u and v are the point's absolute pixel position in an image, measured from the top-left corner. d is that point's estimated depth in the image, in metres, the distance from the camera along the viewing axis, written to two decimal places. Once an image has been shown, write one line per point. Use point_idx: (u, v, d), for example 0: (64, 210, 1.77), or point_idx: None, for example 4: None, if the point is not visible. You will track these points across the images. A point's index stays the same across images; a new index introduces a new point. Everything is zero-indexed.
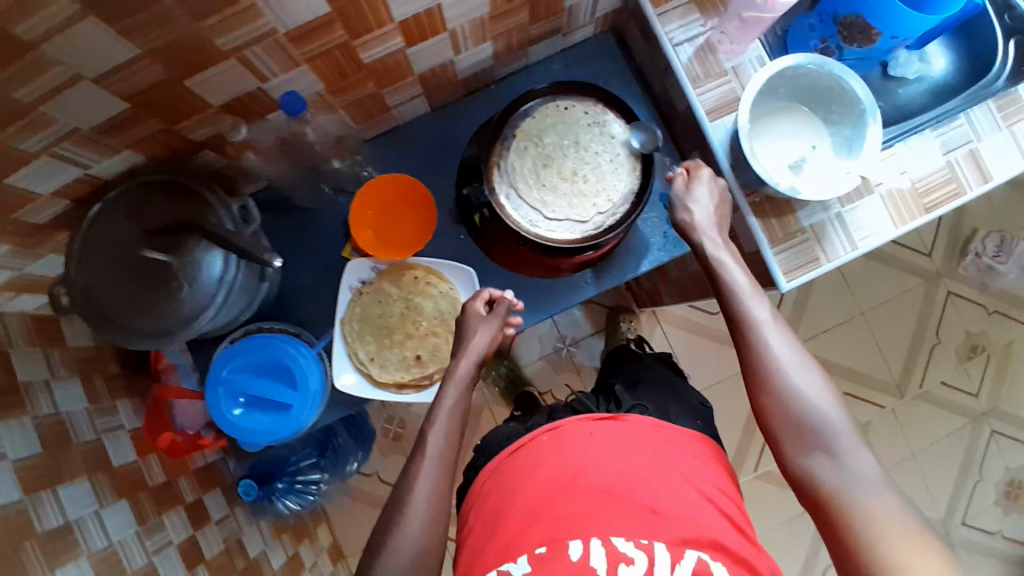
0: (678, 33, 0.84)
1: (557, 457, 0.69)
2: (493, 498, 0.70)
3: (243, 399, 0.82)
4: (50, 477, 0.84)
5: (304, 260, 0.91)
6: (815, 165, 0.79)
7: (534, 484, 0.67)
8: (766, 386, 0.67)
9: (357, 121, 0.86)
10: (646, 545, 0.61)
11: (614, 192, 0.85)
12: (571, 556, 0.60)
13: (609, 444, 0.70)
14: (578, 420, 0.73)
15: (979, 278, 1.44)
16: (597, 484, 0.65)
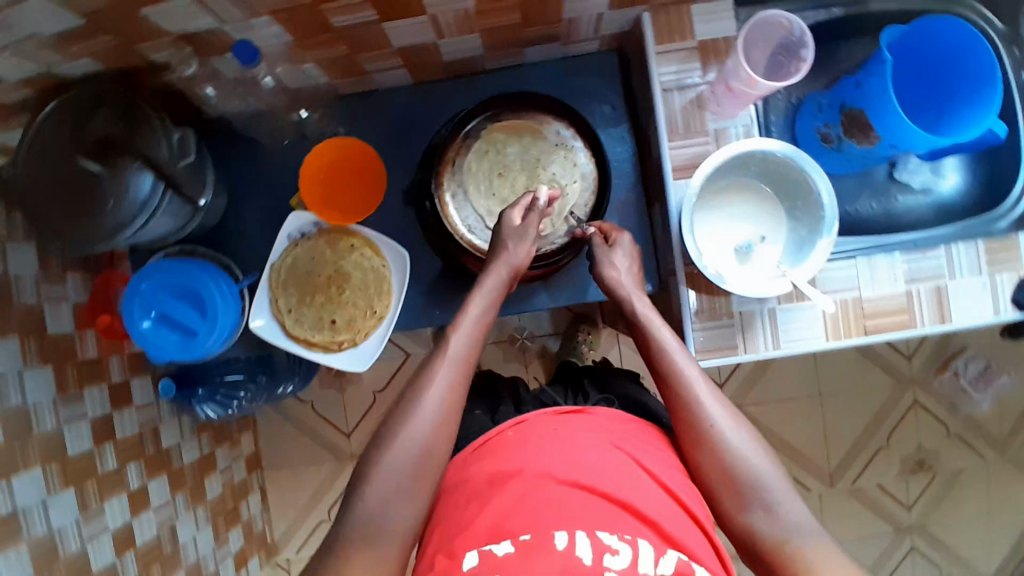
0: (671, 76, 0.79)
1: (519, 450, 0.65)
2: (456, 490, 0.65)
3: (156, 314, 0.85)
4: None
5: (254, 196, 0.92)
6: (757, 258, 0.76)
7: (497, 472, 0.63)
8: (699, 439, 0.66)
9: (331, 76, 0.85)
10: (631, 539, 0.57)
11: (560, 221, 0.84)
12: (556, 547, 0.55)
13: (572, 434, 0.66)
14: (544, 414, 0.70)
15: (951, 397, 1.39)
16: (570, 476, 0.61)
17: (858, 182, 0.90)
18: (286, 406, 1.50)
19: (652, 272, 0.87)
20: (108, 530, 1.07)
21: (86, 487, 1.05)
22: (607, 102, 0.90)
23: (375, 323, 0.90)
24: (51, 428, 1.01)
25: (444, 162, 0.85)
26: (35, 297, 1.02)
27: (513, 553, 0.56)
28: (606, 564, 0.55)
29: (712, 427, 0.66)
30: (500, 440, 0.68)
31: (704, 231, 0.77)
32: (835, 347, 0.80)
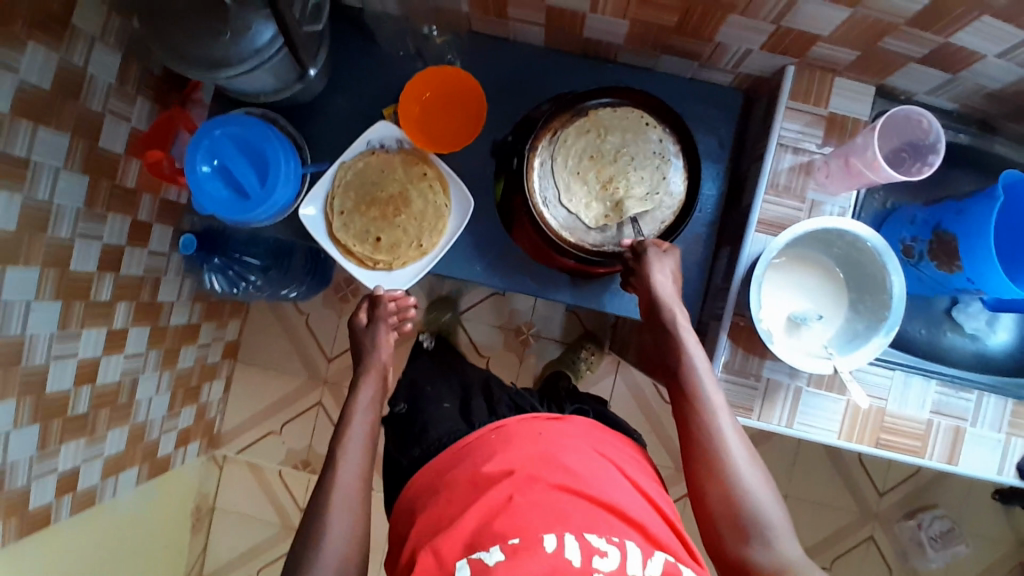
0: (793, 133, 0.80)
1: (498, 451, 0.74)
2: (438, 496, 0.73)
3: (217, 163, 0.84)
4: (38, 113, 0.92)
5: (350, 92, 0.92)
6: (805, 333, 0.76)
7: (484, 469, 0.71)
8: (704, 456, 0.69)
9: (474, 8, 0.85)
10: (618, 543, 0.64)
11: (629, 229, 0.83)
12: (545, 548, 0.62)
13: (556, 443, 0.74)
14: (524, 423, 0.78)
15: (906, 546, 1.39)
16: (555, 482, 0.69)
17: (916, 305, 0.89)
18: (281, 309, 1.50)
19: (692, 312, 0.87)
20: (76, 356, 1.07)
21: (73, 305, 1.04)
22: (714, 137, 0.90)
23: (418, 257, 0.89)
24: (64, 237, 1.00)
25: (546, 127, 0.83)
26: (100, 106, 1.02)
27: (503, 560, 0.61)
28: (595, 565, 0.61)
29: (725, 450, 0.68)
30: (482, 440, 0.77)
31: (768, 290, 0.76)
32: (842, 447, 0.79)
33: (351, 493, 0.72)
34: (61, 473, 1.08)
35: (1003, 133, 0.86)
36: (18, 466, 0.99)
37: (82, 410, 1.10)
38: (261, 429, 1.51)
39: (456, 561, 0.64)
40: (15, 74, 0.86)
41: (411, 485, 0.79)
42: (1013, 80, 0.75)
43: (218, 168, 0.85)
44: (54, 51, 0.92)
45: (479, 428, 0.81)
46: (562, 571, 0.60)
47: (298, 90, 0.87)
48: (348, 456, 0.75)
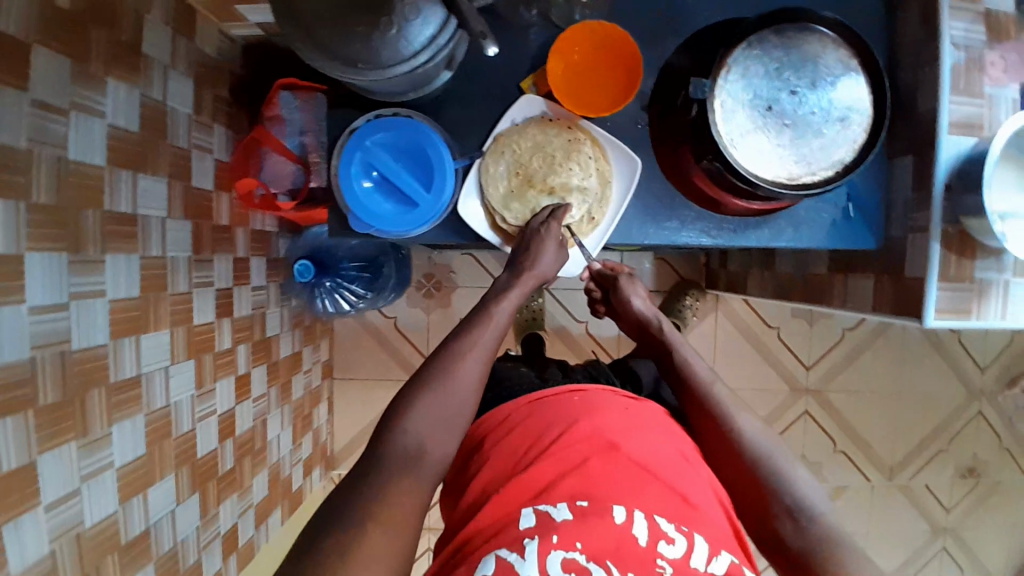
0: (959, 34, 0.79)
1: (582, 414, 0.71)
2: (513, 440, 0.71)
3: (375, 176, 0.79)
4: (134, 160, 0.81)
5: (480, 71, 0.85)
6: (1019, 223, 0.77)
7: (569, 431, 0.69)
8: (710, 422, 0.74)
9: None
10: (686, 532, 0.61)
11: (822, 160, 0.76)
12: (615, 520, 0.60)
13: (640, 423, 0.72)
14: (611, 393, 0.76)
15: (1010, 413, 1.47)
16: (632, 460, 0.67)
17: None
18: (367, 319, 1.43)
19: (878, 230, 0.86)
20: (216, 413, 0.99)
21: (204, 360, 0.96)
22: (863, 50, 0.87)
23: (589, 231, 0.85)
24: (183, 291, 0.91)
25: (719, 64, 0.75)
26: (187, 140, 0.91)
27: (571, 520, 0.60)
28: (660, 550, 0.59)
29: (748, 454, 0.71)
30: (565, 399, 0.74)
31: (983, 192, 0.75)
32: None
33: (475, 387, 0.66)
34: (223, 535, 1.02)
35: None
36: (187, 542, 0.93)
37: (229, 464, 1.03)
38: None
39: (520, 512, 0.63)
40: (105, 118, 0.74)
41: (479, 423, 0.78)
42: None
43: (376, 180, 0.79)
44: (136, 86, 0.81)
45: (560, 387, 0.78)
46: (627, 548, 0.58)
47: (431, 89, 0.81)
48: (485, 337, 0.68)
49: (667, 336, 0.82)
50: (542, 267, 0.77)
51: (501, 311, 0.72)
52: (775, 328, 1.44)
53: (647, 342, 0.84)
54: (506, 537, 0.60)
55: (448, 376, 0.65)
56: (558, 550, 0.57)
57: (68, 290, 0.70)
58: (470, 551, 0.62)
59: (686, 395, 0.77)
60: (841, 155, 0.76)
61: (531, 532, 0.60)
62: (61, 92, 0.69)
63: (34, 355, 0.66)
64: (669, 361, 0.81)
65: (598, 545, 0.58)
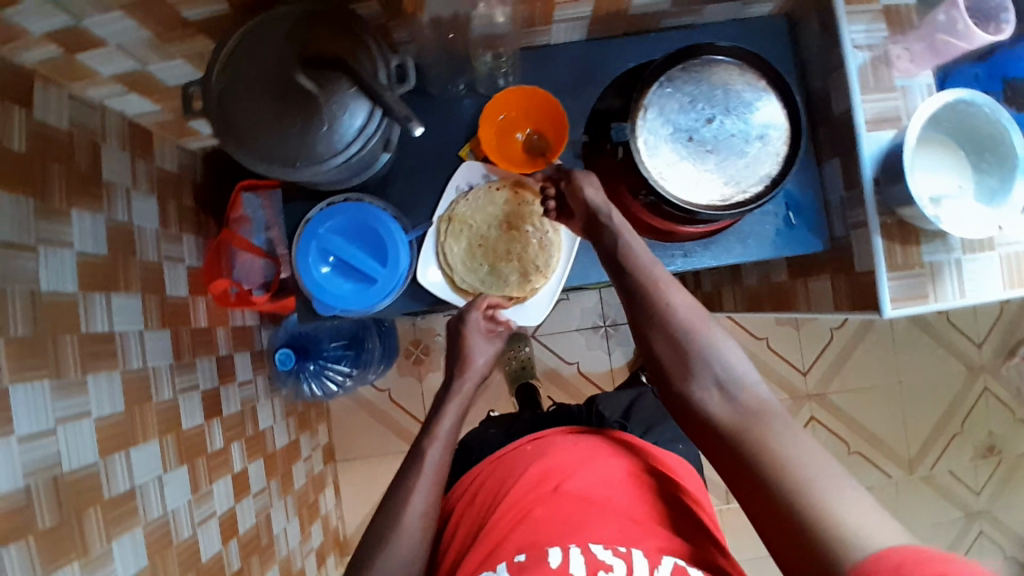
0: (860, 36, 0.82)
1: (527, 468, 0.80)
2: (477, 502, 0.81)
3: (332, 260, 0.82)
4: (106, 280, 0.84)
5: (419, 144, 0.89)
6: (953, 204, 0.79)
7: (516, 486, 0.78)
8: (683, 409, 0.74)
9: (515, 25, 0.84)
10: (623, 553, 0.67)
11: (750, 177, 0.82)
12: (550, 563, 0.66)
13: (590, 456, 0.81)
14: (562, 433, 0.85)
15: (1017, 383, 1.45)
16: (572, 497, 0.74)
17: None
18: (362, 395, 1.44)
19: (824, 230, 0.89)
20: (216, 515, 0.99)
21: (197, 464, 0.97)
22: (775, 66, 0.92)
23: (547, 278, 0.88)
24: (167, 398, 0.93)
25: (636, 105, 0.83)
26: (157, 253, 0.96)
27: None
28: None
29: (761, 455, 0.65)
30: (521, 452, 0.84)
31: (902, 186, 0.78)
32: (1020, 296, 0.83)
33: (427, 492, 0.75)
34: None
35: None
36: None
37: (236, 564, 1.02)
38: None
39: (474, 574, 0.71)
40: (71, 246, 0.78)
41: (452, 491, 0.88)
42: None
43: (334, 265, 0.82)
44: (99, 212, 0.85)
45: (518, 440, 0.88)
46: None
47: (375, 171, 0.84)
48: (430, 455, 0.78)
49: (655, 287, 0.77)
50: (474, 365, 0.87)
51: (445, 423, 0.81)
52: (764, 339, 1.44)
53: (624, 279, 0.79)
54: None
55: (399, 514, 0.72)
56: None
57: (53, 415, 0.73)
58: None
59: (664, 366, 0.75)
60: (766, 171, 0.82)
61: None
62: (26, 228, 0.73)
63: (27, 483, 0.68)
64: (658, 328, 0.76)
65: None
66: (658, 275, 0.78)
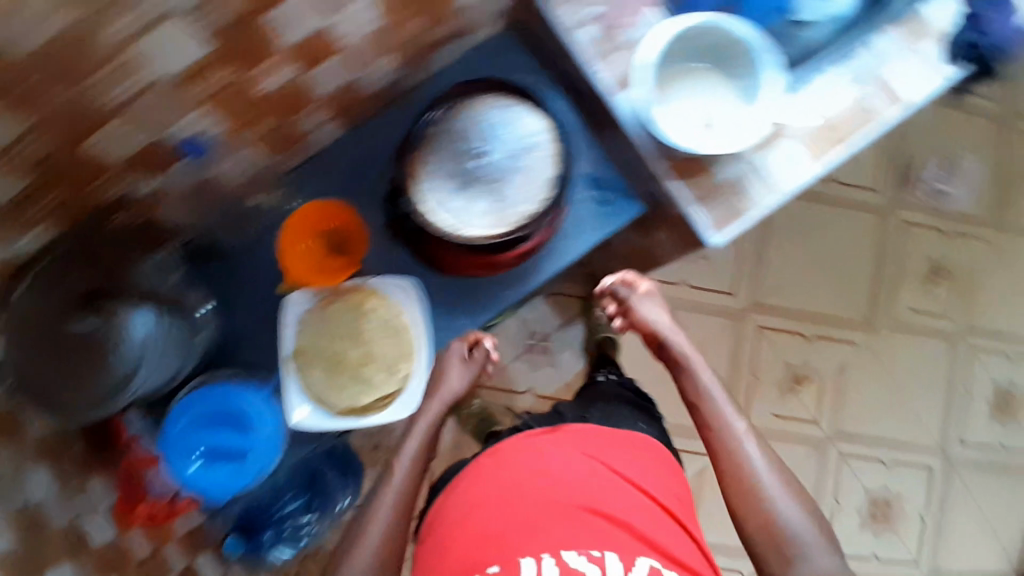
0: (573, 15, 0.82)
1: (490, 481, 0.78)
2: (436, 539, 0.76)
3: (198, 454, 0.81)
4: None
5: (244, 301, 0.89)
6: (723, 118, 0.81)
7: (477, 495, 0.76)
8: (727, 450, 0.84)
9: (270, 157, 0.84)
10: (597, 558, 0.69)
11: (523, 199, 0.85)
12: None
13: (546, 454, 0.80)
14: (516, 439, 0.83)
15: (930, 204, 1.46)
16: (543, 501, 0.74)
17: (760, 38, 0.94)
18: None
19: (631, 195, 0.94)
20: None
21: None
22: (525, 70, 0.94)
23: (411, 363, 0.88)
24: None
25: (410, 173, 0.85)
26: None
27: None
28: None
29: (754, 478, 0.80)
30: (479, 468, 0.81)
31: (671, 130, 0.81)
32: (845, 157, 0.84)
33: (387, 535, 0.75)
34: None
35: None
36: None
37: None
38: None
39: None
40: None
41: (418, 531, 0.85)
42: None
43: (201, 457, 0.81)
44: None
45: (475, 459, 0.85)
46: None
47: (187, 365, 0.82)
48: (383, 512, 0.76)
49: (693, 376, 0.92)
50: (450, 388, 0.89)
51: (410, 449, 0.83)
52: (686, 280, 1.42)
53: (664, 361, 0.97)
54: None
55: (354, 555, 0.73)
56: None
57: None
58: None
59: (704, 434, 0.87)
60: (548, 174, 0.86)
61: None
62: None
63: None
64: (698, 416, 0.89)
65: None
66: (715, 390, 0.90)
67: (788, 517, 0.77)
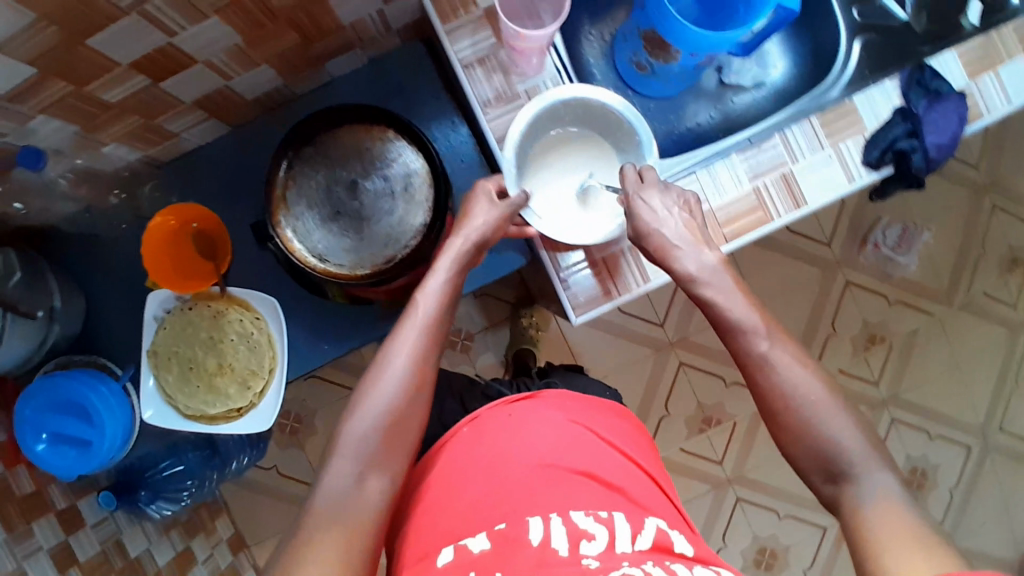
0: (468, 52, 0.80)
1: (478, 449, 0.76)
2: (420, 505, 0.74)
3: (47, 434, 0.84)
4: None
5: (110, 286, 0.89)
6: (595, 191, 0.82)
7: (470, 466, 0.74)
8: (771, 412, 0.66)
9: (139, 150, 0.83)
10: (604, 520, 0.66)
11: (408, 231, 0.83)
12: (532, 539, 0.63)
13: (525, 421, 0.78)
14: (494, 407, 0.80)
15: (880, 267, 1.39)
16: (536, 467, 0.72)
17: (692, 92, 0.90)
18: (247, 479, 1.45)
19: (521, 247, 0.92)
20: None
21: None
22: (428, 94, 0.90)
23: (266, 378, 0.87)
24: (11, 569, 0.91)
25: (272, 204, 0.82)
26: None
27: (489, 544, 0.64)
28: (582, 550, 0.61)
29: (786, 406, 0.65)
30: (457, 436, 0.79)
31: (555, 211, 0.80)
32: (730, 250, 0.81)
33: (400, 385, 0.66)
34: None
35: None
36: None
37: None
38: None
39: (442, 552, 0.66)
40: None
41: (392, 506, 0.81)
42: None
43: (51, 438, 0.84)
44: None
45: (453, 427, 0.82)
46: (548, 558, 0.61)
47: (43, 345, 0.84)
48: (357, 422, 0.64)
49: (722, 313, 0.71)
50: (427, 292, 0.72)
51: (436, 282, 0.73)
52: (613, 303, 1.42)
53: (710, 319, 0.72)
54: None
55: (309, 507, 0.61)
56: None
57: None
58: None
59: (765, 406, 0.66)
60: (421, 217, 0.83)
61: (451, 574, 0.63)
62: None
63: None
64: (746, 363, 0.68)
65: (518, 567, 0.60)
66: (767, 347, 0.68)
67: (806, 399, 0.64)
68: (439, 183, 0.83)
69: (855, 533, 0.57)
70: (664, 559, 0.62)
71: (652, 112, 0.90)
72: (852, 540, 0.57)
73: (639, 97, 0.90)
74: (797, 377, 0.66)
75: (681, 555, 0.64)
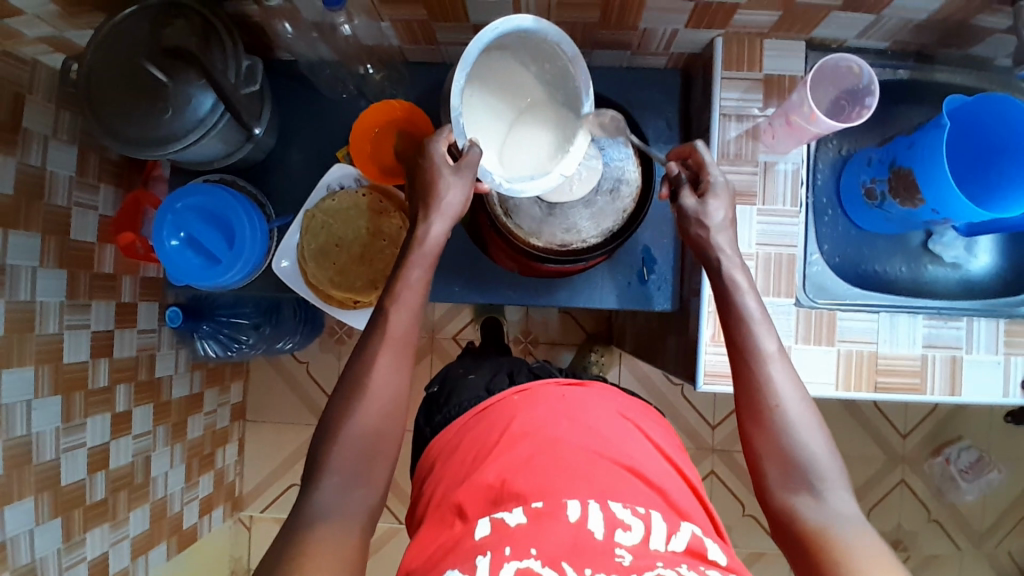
0: (732, 103, 0.82)
1: (517, 415, 0.71)
2: (462, 456, 0.70)
3: (183, 234, 0.86)
4: (5, 217, 0.84)
5: (303, 139, 0.95)
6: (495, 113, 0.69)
7: (510, 431, 0.69)
8: (762, 418, 0.64)
9: (401, 39, 0.86)
10: (643, 515, 0.60)
11: (612, 214, 0.84)
12: (568, 517, 0.58)
13: (578, 404, 0.72)
14: (546, 384, 0.75)
15: (939, 483, 1.38)
16: (581, 449, 0.66)
17: (893, 244, 0.92)
18: (279, 362, 1.53)
19: (672, 293, 0.92)
20: (85, 446, 0.99)
21: (73, 397, 0.97)
22: (662, 119, 0.93)
23: None
24: (52, 333, 0.93)
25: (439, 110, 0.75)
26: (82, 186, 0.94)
27: (525, 522, 0.59)
28: (617, 539, 0.57)
29: (775, 408, 0.63)
30: (505, 402, 0.74)
31: (503, 153, 0.69)
32: (871, 399, 0.82)
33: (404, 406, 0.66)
34: (90, 562, 1.02)
35: (941, 59, 0.85)
36: (46, 563, 0.93)
37: (100, 495, 1.03)
38: (283, 484, 1.53)
39: (478, 520, 0.61)
40: None
41: (432, 444, 0.78)
42: (938, 7, 0.73)
43: (185, 239, 0.86)
44: (11, 155, 0.85)
45: (503, 391, 0.78)
46: (583, 544, 0.56)
47: (230, 160, 0.88)
48: (370, 424, 0.64)
49: (737, 303, 0.68)
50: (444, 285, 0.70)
51: None
52: (678, 384, 1.44)
53: (721, 310, 0.69)
54: (464, 552, 0.58)
55: (323, 486, 0.63)
56: (512, 560, 0.55)
57: None
58: (433, 571, 0.59)
59: (750, 406, 0.65)
60: (611, 223, 0.84)
61: (486, 545, 0.58)
62: None
63: None
64: (743, 365, 0.66)
65: (555, 548, 0.56)
66: (768, 345, 0.66)
67: (790, 404, 0.63)
68: (643, 205, 0.85)
69: (823, 534, 0.58)
70: (699, 565, 0.58)
71: (851, 239, 0.92)
72: (824, 556, 0.57)
73: (846, 220, 0.92)
74: (785, 381, 0.65)
75: (717, 564, 0.59)
